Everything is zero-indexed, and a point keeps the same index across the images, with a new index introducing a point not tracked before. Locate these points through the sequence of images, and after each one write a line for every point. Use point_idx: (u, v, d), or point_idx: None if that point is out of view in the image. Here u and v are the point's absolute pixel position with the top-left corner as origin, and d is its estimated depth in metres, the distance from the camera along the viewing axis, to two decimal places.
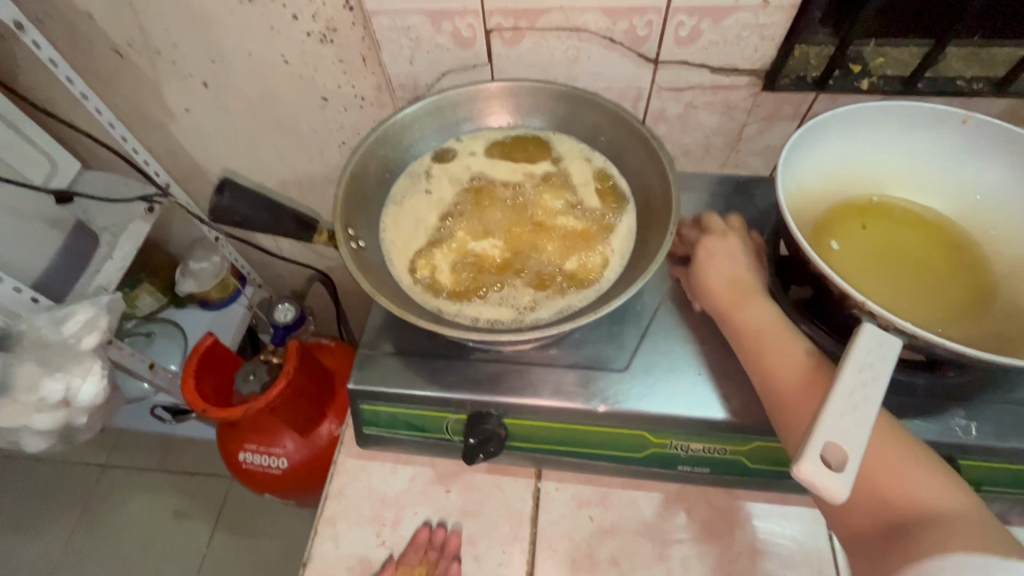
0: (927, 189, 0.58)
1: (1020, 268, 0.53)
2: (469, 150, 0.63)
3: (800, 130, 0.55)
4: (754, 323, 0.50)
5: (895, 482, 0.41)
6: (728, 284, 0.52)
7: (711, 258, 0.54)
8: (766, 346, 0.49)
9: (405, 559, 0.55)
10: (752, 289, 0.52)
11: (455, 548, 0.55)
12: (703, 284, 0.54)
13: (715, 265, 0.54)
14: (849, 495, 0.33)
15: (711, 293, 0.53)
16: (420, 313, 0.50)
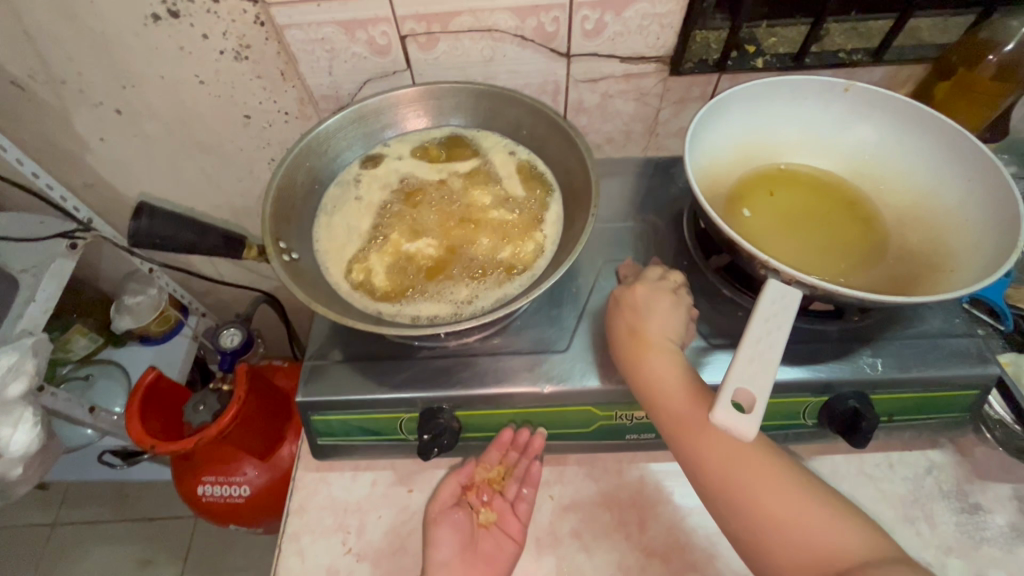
0: (824, 153, 0.64)
1: (908, 216, 0.59)
2: (399, 155, 0.64)
3: (702, 110, 0.59)
4: (660, 373, 0.49)
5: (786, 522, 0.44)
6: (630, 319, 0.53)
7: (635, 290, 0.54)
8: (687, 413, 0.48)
9: (486, 456, 0.57)
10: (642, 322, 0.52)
11: (536, 450, 0.56)
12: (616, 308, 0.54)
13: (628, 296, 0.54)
14: (759, 431, 0.36)
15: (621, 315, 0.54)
16: (359, 318, 0.51)
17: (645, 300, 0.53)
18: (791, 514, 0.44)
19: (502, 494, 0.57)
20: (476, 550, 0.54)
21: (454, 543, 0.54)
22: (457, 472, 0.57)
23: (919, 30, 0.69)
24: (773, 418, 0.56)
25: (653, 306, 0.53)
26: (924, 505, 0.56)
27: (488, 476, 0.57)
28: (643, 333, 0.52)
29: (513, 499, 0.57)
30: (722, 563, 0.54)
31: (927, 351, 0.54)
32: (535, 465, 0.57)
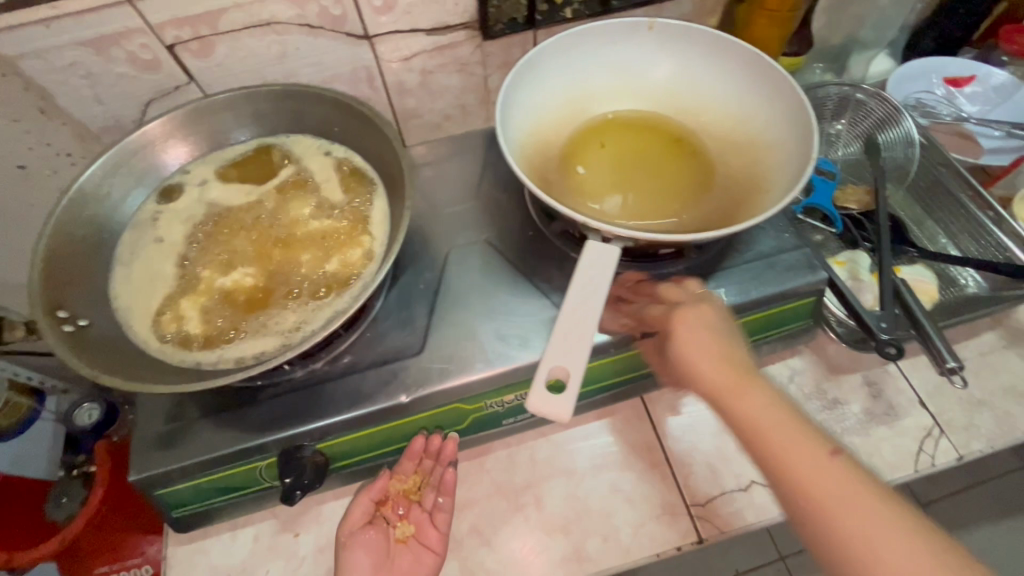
0: (646, 95, 0.63)
1: (730, 142, 0.60)
2: (201, 180, 0.57)
3: (511, 73, 0.56)
4: (755, 410, 0.42)
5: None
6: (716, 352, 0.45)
7: (690, 329, 0.47)
8: (779, 441, 0.40)
9: (400, 468, 0.54)
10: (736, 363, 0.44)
11: (450, 456, 0.54)
12: (684, 356, 0.46)
13: (693, 338, 0.46)
14: (574, 410, 0.36)
15: (696, 366, 0.45)
16: (171, 376, 0.45)
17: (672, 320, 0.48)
18: (896, 564, 0.35)
19: (420, 504, 0.55)
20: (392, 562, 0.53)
21: (368, 564, 0.52)
22: (368, 490, 0.53)
23: None
24: (638, 367, 0.57)
25: (705, 321, 0.47)
26: None
27: (402, 488, 0.54)
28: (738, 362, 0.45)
29: (430, 509, 0.55)
30: (619, 519, 0.55)
31: (762, 270, 0.56)
32: (449, 470, 0.54)
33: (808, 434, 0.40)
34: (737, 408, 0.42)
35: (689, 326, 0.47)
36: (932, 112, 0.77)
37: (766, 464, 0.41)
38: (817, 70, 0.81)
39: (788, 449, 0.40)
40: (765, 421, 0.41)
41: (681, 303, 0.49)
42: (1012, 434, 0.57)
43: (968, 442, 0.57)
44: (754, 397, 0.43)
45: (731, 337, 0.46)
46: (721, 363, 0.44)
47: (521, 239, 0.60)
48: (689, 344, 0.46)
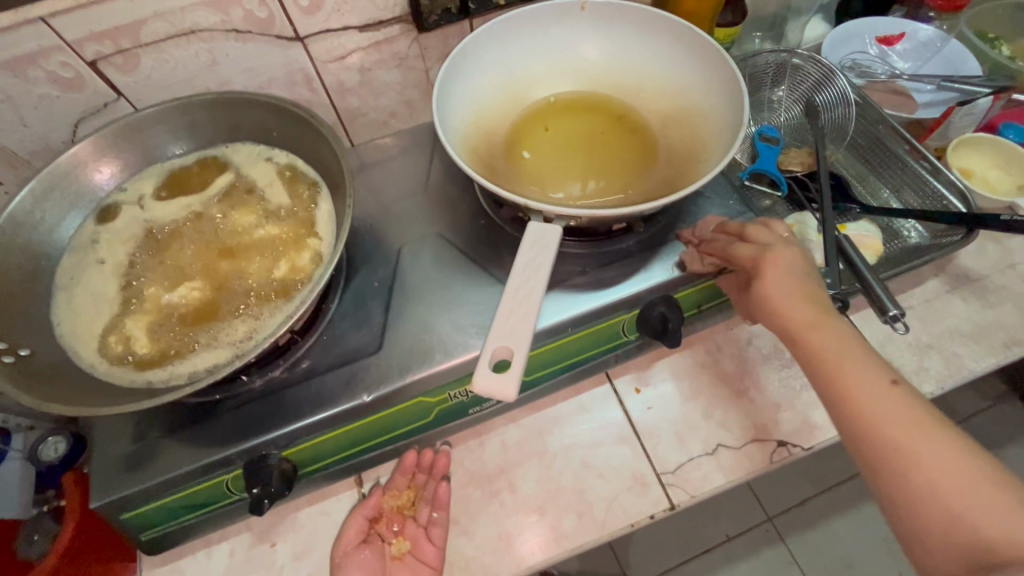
0: (586, 76, 0.64)
1: (670, 115, 0.61)
2: (141, 198, 0.56)
3: (446, 63, 0.56)
4: (832, 348, 0.44)
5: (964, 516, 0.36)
6: (797, 293, 0.47)
7: (782, 270, 0.47)
8: (848, 371, 0.42)
9: (393, 484, 0.56)
10: (818, 300, 0.46)
11: (443, 470, 0.57)
12: (768, 297, 0.47)
13: (781, 274, 0.47)
14: (518, 388, 0.38)
15: (774, 302, 0.47)
16: (121, 397, 0.44)
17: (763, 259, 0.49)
18: (963, 495, 0.36)
19: (415, 519, 0.56)
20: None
21: None
22: (361, 506, 0.54)
23: None
24: (599, 344, 0.57)
25: (790, 260, 0.48)
26: (752, 374, 0.61)
27: (397, 503, 0.56)
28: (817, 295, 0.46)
29: (425, 524, 0.55)
30: (594, 494, 0.55)
31: None
32: (443, 484, 0.55)
33: (874, 364, 0.43)
34: (813, 342, 0.45)
35: (773, 268, 0.48)
36: (868, 72, 0.79)
37: (829, 392, 0.43)
38: (755, 39, 0.83)
39: (866, 393, 0.41)
40: (843, 352, 0.43)
41: (770, 244, 0.50)
42: (960, 374, 0.60)
43: (920, 385, 0.60)
44: (833, 325, 0.45)
45: (810, 275, 0.48)
46: (800, 299, 0.46)
47: (474, 229, 0.60)
48: (774, 291, 0.47)
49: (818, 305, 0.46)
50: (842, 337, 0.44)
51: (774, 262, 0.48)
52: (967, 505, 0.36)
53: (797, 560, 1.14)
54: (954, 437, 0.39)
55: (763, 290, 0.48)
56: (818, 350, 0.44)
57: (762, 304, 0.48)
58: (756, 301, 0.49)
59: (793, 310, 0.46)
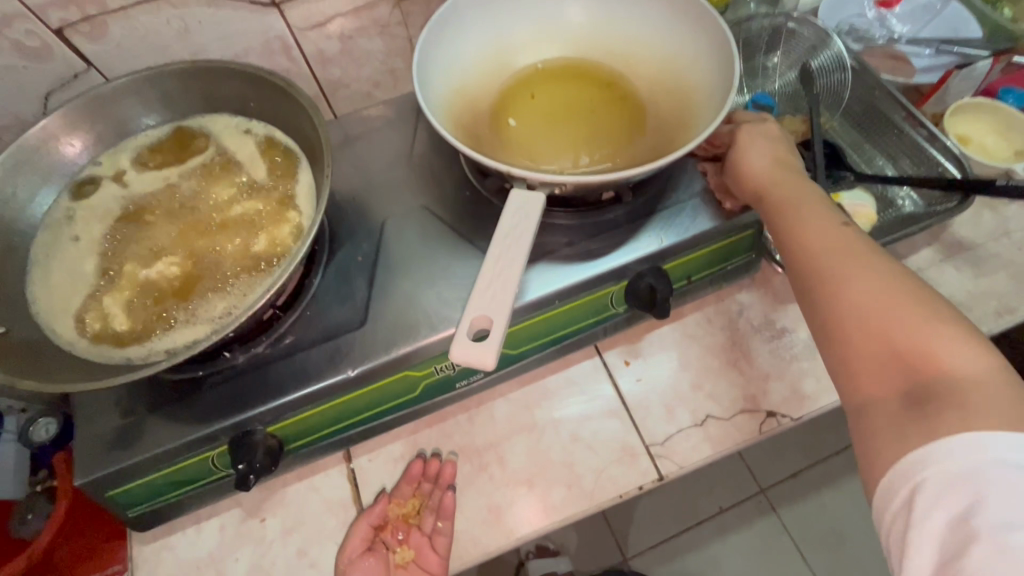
0: (574, 42, 0.62)
1: (660, 80, 0.59)
2: (115, 173, 0.54)
3: (427, 27, 0.54)
4: (793, 209, 0.47)
5: (882, 329, 0.38)
6: (769, 164, 0.52)
7: (754, 141, 0.54)
8: (809, 229, 0.45)
9: (397, 492, 0.55)
10: (788, 171, 0.51)
11: (448, 480, 0.55)
12: (741, 161, 0.53)
13: (756, 143, 0.54)
14: (498, 357, 0.38)
15: (746, 170, 0.52)
16: (100, 373, 0.43)
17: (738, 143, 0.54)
18: (868, 296, 0.39)
19: (419, 527, 0.56)
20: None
21: None
22: (366, 514, 0.54)
23: None
24: (587, 316, 0.57)
25: (765, 137, 0.55)
26: (742, 345, 0.61)
27: (402, 510, 0.55)
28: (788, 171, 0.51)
29: (428, 532, 0.55)
30: (582, 466, 0.55)
31: (701, 207, 0.56)
32: (448, 495, 0.54)
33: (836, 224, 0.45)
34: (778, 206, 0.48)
35: (746, 138, 0.54)
36: (865, 36, 0.76)
37: (784, 245, 0.47)
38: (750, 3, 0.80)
39: (811, 232, 0.45)
40: (804, 210, 0.47)
41: (746, 123, 0.56)
42: None
43: None
44: (803, 193, 0.48)
45: (781, 147, 0.54)
46: (772, 167, 0.51)
47: (459, 201, 0.59)
48: (749, 159, 0.52)
49: (787, 177, 0.50)
50: (808, 202, 0.47)
51: (748, 136, 0.54)
52: (872, 303, 0.39)
53: (788, 530, 1.16)
54: (898, 271, 0.40)
55: (737, 157, 0.53)
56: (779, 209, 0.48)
57: (737, 175, 0.53)
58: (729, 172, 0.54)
59: (761, 179, 0.51)
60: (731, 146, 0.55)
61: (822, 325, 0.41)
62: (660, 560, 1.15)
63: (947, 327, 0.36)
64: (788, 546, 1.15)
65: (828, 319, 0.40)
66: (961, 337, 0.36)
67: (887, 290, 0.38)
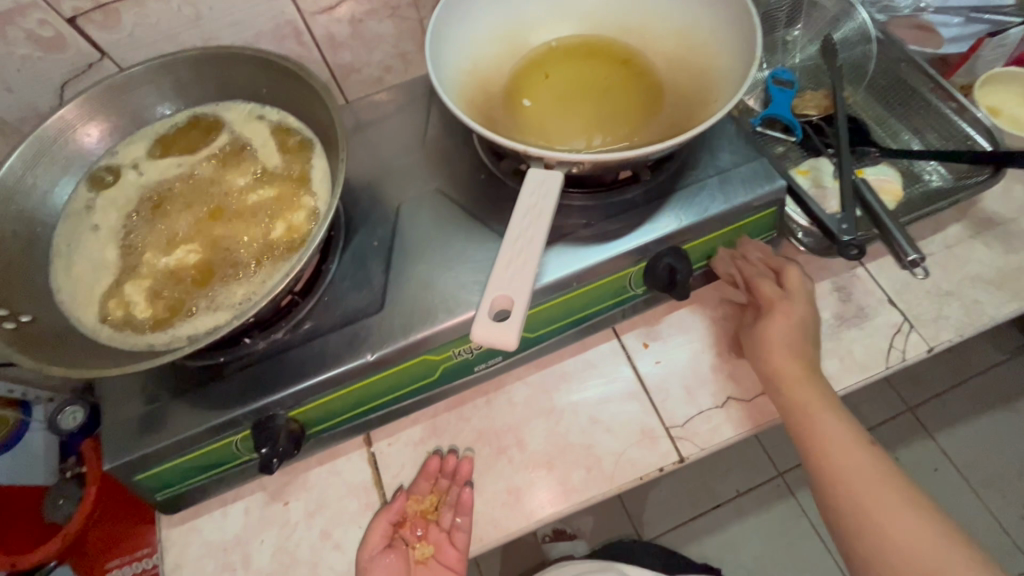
0: (588, 19, 0.61)
1: (677, 55, 0.57)
2: (132, 161, 0.54)
3: (439, 7, 0.53)
4: (803, 398, 0.52)
5: (908, 560, 0.44)
6: (785, 344, 0.53)
7: (787, 331, 0.54)
8: (831, 437, 0.50)
9: (416, 488, 0.55)
10: (797, 340, 0.54)
11: (466, 475, 0.55)
12: (769, 341, 0.54)
13: (779, 347, 0.53)
14: (519, 337, 0.37)
15: (777, 368, 0.53)
16: (124, 360, 0.44)
17: (775, 312, 0.55)
18: (901, 532, 0.45)
19: (437, 523, 0.57)
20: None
21: None
22: (387, 511, 0.53)
23: None
24: (605, 298, 0.56)
25: (797, 318, 0.55)
26: None
27: (420, 508, 0.55)
28: (794, 325, 0.54)
29: (447, 528, 0.56)
30: (601, 449, 0.55)
31: (721, 185, 0.55)
32: (466, 490, 0.54)
33: (815, 385, 0.52)
34: (790, 389, 0.52)
35: (782, 317, 0.54)
36: (891, 5, 0.73)
37: (794, 427, 0.52)
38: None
39: (829, 438, 0.50)
40: (818, 404, 0.51)
41: (786, 300, 0.55)
42: (980, 321, 0.58)
43: (937, 333, 0.58)
44: (810, 376, 0.53)
45: (808, 336, 0.55)
46: (789, 347, 0.53)
47: (474, 184, 0.58)
48: (777, 342, 0.53)
49: (804, 358, 0.53)
50: (795, 360, 0.53)
51: (777, 315, 0.54)
52: (904, 543, 0.45)
53: (806, 513, 1.15)
54: (891, 474, 0.48)
55: (761, 333, 0.55)
56: (819, 434, 0.50)
57: (759, 343, 0.55)
58: (751, 340, 0.56)
59: (778, 355, 0.53)
60: (767, 315, 0.55)
61: (854, 527, 0.47)
62: (677, 543, 1.15)
63: (964, 565, 0.43)
64: (806, 528, 1.14)
65: (861, 521, 0.47)
66: (967, 565, 0.44)
67: (920, 534, 0.45)
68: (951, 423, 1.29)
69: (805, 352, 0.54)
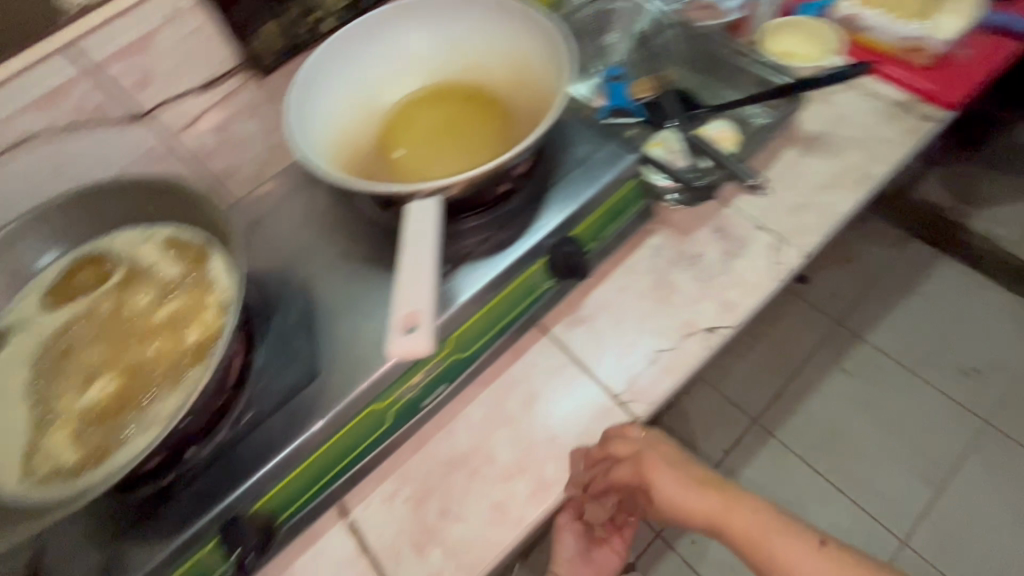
0: (433, 68, 0.67)
1: (515, 78, 0.64)
2: (25, 317, 0.54)
3: (291, 91, 0.58)
4: (682, 490, 0.55)
5: None
6: (664, 466, 0.56)
7: (661, 472, 0.56)
8: (729, 524, 0.51)
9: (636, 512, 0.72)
10: (674, 463, 0.57)
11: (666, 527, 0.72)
12: (663, 491, 0.56)
13: (666, 481, 0.56)
14: (433, 344, 0.40)
15: (672, 499, 0.55)
16: (57, 508, 0.42)
17: (647, 460, 0.56)
18: None
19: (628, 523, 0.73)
20: (591, 558, 0.71)
21: (572, 546, 0.70)
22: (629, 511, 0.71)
23: None
24: (520, 300, 0.60)
25: (664, 458, 0.57)
26: (667, 280, 0.66)
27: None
28: (673, 459, 0.57)
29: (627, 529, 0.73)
30: (564, 437, 0.58)
31: (586, 172, 0.62)
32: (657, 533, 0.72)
33: (697, 484, 0.55)
34: (679, 499, 0.55)
35: (656, 468, 0.56)
36: None
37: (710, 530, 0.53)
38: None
39: (737, 529, 0.50)
40: (704, 503, 0.53)
41: (639, 450, 0.56)
42: (832, 219, 0.67)
43: (805, 239, 0.67)
44: (682, 479, 0.55)
45: (684, 460, 0.57)
46: (676, 478, 0.56)
47: (374, 238, 0.62)
48: (666, 488, 0.56)
49: (686, 477, 0.56)
50: (679, 476, 0.56)
51: (658, 470, 0.56)
52: None
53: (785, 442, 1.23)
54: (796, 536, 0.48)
55: (665, 494, 0.55)
56: (714, 521, 0.52)
57: (664, 504, 0.56)
58: (666, 507, 0.56)
59: (665, 480, 0.56)
60: (643, 478, 0.57)
61: None
62: None
63: None
64: None
65: None
66: None
67: None
68: (871, 324, 1.50)
69: (682, 468, 0.56)
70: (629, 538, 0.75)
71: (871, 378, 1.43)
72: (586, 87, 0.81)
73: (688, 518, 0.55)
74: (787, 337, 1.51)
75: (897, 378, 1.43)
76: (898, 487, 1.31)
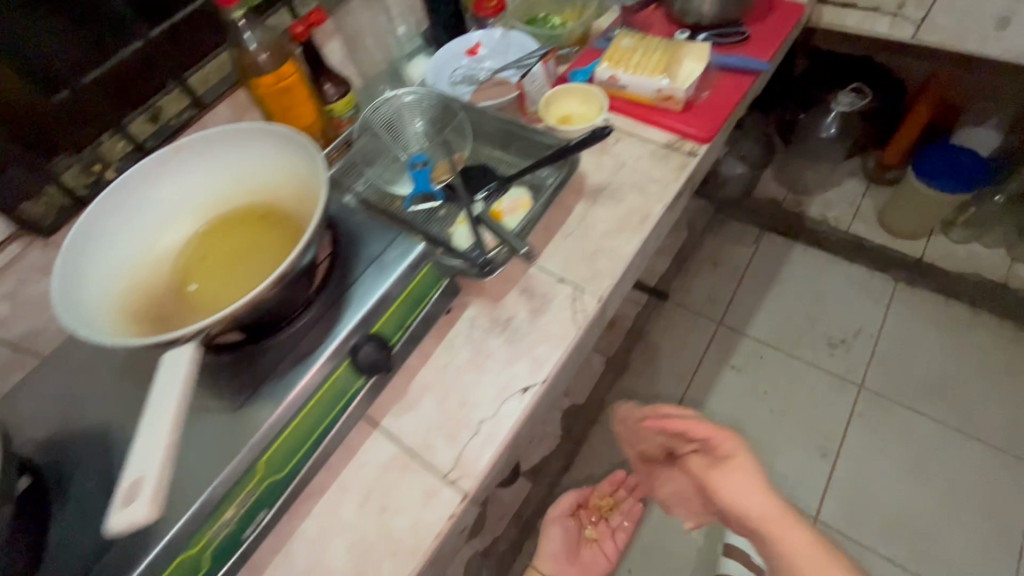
0: (222, 196, 0.70)
1: (296, 197, 0.67)
2: None
3: (60, 254, 0.58)
4: (738, 491, 0.75)
5: None
6: (735, 484, 0.75)
7: (736, 474, 0.76)
8: (770, 530, 0.71)
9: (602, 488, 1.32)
10: (733, 461, 0.77)
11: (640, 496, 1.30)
12: (722, 488, 0.77)
13: (737, 479, 0.75)
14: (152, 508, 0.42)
15: (732, 497, 0.75)
16: None
17: (715, 469, 0.79)
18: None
19: (608, 522, 1.29)
20: (580, 558, 1.23)
21: (560, 542, 1.23)
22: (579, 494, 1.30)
23: (211, 69, 0.79)
24: (333, 406, 0.62)
25: (737, 466, 0.77)
26: (482, 349, 0.70)
27: (602, 502, 1.30)
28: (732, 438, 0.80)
29: (615, 527, 1.29)
30: (397, 530, 0.59)
31: (379, 271, 0.65)
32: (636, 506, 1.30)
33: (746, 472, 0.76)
34: (729, 489, 0.76)
35: (734, 466, 0.77)
36: (474, 78, 0.97)
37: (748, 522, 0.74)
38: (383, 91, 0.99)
39: (788, 538, 0.70)
40: (744, 485, 0.75)
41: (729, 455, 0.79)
42: (620, 262, 0.75)
43: (599, 284, 0.73)
44: (735, 463, 0.77)
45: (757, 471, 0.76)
46: (734, 479, 0.76)
47: None
48: (738, 492, 0.75)
49: (738, 454, 0.78)
50: (734, 472, 0.76)
51: (719, 474, 0.78)
52: None
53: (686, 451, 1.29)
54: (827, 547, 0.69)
55: (728, 495, 0.76)
56: (750, 509, 0.73)
57: (720, 494, 0.77)
58: (727, 503, 0.76)
59: (728, 488, 0.76)
60: (721, 484, 0.77)
61: None
62: None
63: None
64: None
65: None
66: None
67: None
68: (748, 317, 1.62)
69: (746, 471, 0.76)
70: (610, 551, 1.27)
71: (754, 368, 1.54)
72: (396, 172, 0.87)
73: (747, 522, 0.74)
74: (676, 346, 1.60)
75: (775, 363, 1.54)
76: (799, 464, 1.39)
